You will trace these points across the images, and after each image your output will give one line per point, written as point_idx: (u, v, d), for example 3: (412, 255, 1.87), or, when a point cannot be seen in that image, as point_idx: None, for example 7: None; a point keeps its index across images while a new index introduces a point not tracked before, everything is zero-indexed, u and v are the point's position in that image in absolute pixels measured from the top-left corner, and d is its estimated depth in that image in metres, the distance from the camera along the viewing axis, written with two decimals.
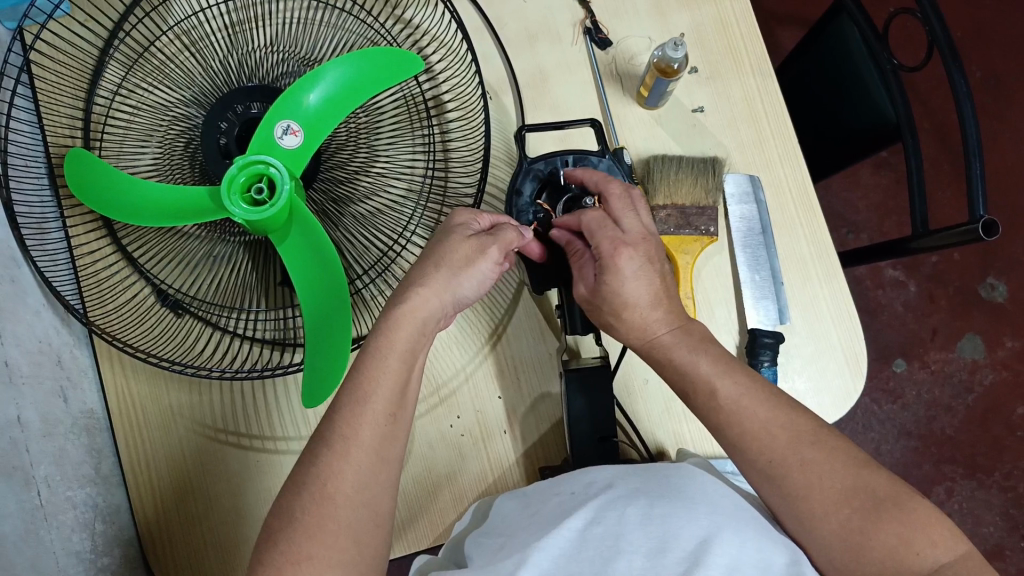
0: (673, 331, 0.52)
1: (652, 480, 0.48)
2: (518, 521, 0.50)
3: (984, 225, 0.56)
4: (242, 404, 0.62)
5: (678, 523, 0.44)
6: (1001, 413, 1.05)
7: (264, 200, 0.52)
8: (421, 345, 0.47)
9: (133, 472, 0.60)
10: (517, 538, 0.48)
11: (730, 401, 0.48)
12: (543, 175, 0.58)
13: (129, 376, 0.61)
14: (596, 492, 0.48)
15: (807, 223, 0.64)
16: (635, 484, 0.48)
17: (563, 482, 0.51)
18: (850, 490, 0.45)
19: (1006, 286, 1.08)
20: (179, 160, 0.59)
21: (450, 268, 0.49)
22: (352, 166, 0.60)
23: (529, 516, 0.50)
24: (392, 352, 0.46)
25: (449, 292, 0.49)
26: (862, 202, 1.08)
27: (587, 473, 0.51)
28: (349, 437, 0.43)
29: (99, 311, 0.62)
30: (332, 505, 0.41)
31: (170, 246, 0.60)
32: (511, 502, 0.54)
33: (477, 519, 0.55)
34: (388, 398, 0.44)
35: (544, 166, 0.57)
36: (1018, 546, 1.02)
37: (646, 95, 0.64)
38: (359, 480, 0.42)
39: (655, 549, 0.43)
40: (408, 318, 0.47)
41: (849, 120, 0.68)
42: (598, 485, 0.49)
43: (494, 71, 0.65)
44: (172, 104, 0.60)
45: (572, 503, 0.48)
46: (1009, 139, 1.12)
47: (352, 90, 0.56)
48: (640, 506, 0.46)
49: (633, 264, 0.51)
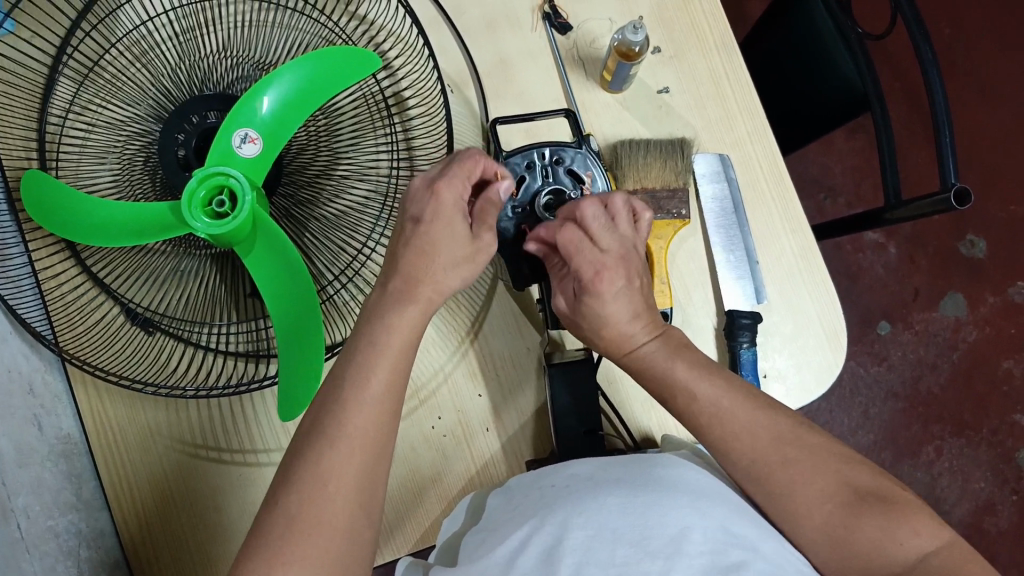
0: (657, 337, 0.51)
1: (632, 469, 0.48)
2: (502, 516, 0.49)
3: (956, 194, 0.56)
4: (221, 418, 0.61)
5: (660, 511, 0.43)
6: (985, 368, 1.05)
7: (225, 211, 0.52)
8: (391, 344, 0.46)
9: (117, 496, 0.59)
10: (500, 533, 0.47)
11: (711, 404, 0.48)
12: (522, 168, 0.56)
13: (105, 399, 0.60)
14: (578, 485, 0.47)
15: (780, 200, 0.63)
16: (616, 475, 0.47)
17: (545, 476, 0.50)
18: (829, 484, 0.45)
19: (985, 243, 1.08)
20: (140, 177, 0.58)
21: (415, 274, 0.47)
22: (314, 170, 0.59)
23: (510, 511, 0.49)
24: (378, 364, 0.45)
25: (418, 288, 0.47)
26: (838, 166, 1.07)
27: (569, 466, 0.50)
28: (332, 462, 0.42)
29: (68, 335, 0.60)
30: (320, 538, 0.40)
31: (137, 263, 0.59)
32: (497, 498, 0.53)
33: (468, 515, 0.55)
34: (373, 418, 0.43)
35: (523, 159, 0.56)
36: (1007, 500, 1.02)
37: (610, 80, 0.62)
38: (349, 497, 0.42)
39: (637, 538, 0.42)
40: (401, 334, 0.46)
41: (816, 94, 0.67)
42: (580, 477, 0.48)
43: (453, 63, 0.63)
44: (128, 119, 0.58)
45: (555, 496, 0.47)
46: (981, 96, 1.11)
47: (309, 91, 0.56)
48: (621, 495, 0.45)
49: (618, 283, 0.50)
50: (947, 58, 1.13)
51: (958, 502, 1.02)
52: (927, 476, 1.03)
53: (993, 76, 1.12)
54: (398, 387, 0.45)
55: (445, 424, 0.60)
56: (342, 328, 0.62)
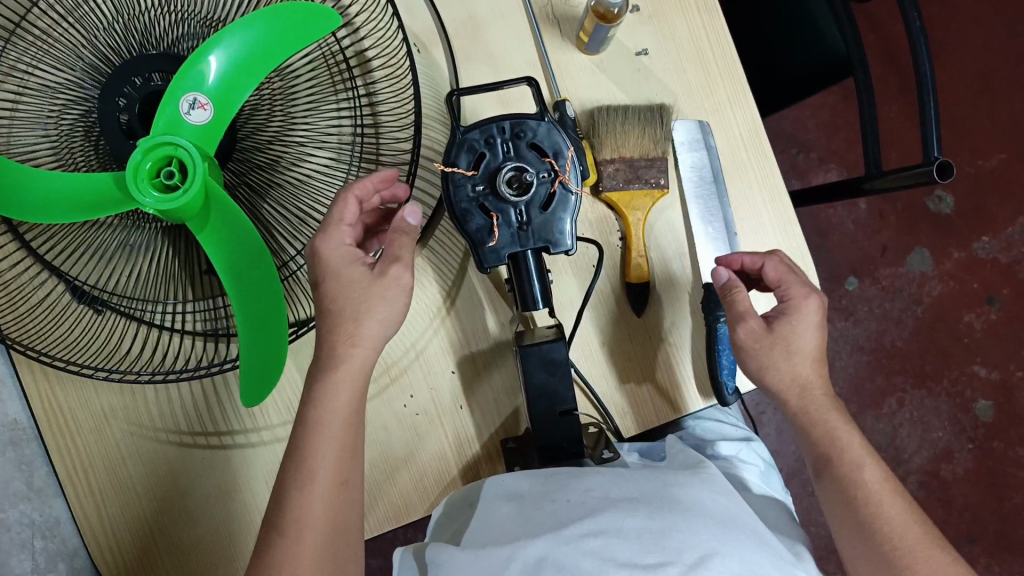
0: (829, 392, 0.51)
1: (650, 487, 0.47)
2: (510, 527, 0.47)
3: (939, 167, 0.54)
4: (180, 401, 0.58)
5: (678, 537, 0.43)
6: (948, 322, 1.06)
7: (175, 184, 0.48)
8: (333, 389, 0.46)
9: (73, 484, 0.56)
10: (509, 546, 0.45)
11: (854, 444, 0.49)
12: (478, 144, 0.51)
13: (53, 383, 0.56)
14: (594, 503, 0.46)
15: (760, 169, 0.61)
16: (634, 494, 0.46)
17: (556, 485, 0.48)
18: None
19: (952, 198, 1.08)
20: (81, 147, 0.54)
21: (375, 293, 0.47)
22: (270, 137, 0.55)
23: (520, 523, 0.47)
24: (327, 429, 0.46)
25: (345, 333, 0.47)
26: (812, 120, 1.05)
27: (584, 478, 0.48)
28: (305, 488, 0.45)
29: (10, 317, 0.56)
30: None
31: (84, 238, 0.54)
32: (501, 501, 0.49)
33: (455, 513, 0.53)
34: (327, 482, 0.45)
35: (479, 135, 0.50)
36: (965, 448, 1.04)
37: (586, 41, 0.59)
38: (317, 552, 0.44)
39: (656, 565, 0.41)
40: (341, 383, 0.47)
41: (789, 60, 0.66)
42: (596, 494, 0.46)
43: (419, 20, 0.59)
44: (60, 87, 0.54)
45: (570, 513, 0.45)
46: (953, 49, 1.10)
47: (261, 52, 0.51)
48: (640, 516, 0.44)
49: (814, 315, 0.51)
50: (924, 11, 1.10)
51: (917, 451, 1.04)
52: (888, 427, 1.04)
53: (969, 28, 1.10)
54: (348, 433, 0.47)
55: (417, 402, 0.58)
56: (306, 307, 0.59)
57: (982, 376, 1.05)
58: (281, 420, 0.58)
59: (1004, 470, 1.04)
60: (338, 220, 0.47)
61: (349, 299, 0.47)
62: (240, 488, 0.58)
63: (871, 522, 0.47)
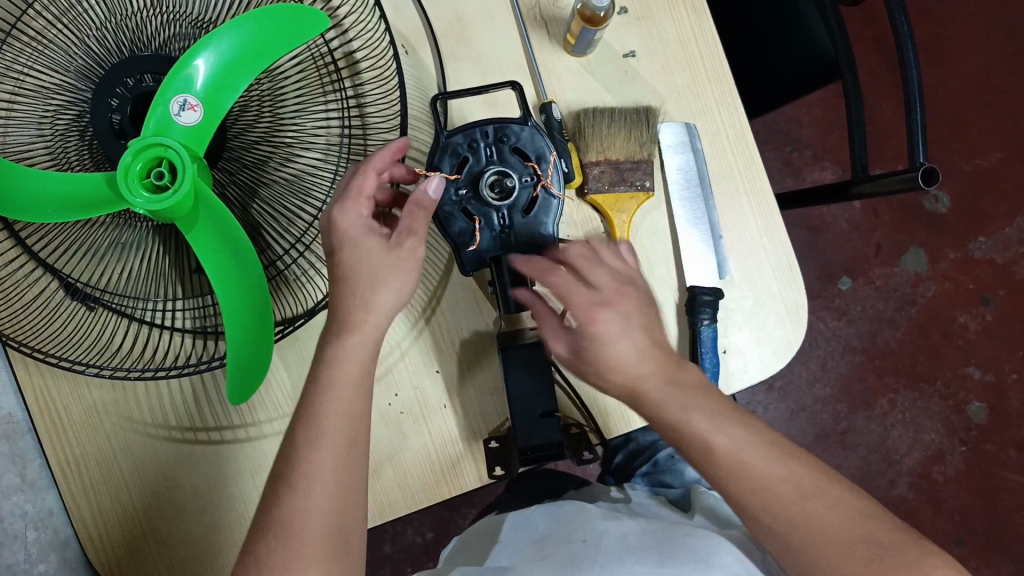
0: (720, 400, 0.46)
1: (666, 539, 0.47)
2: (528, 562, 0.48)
3: (924, 174, 0.54)
4: (169, 395, 0.59)
5: None
6: (942, 322, 1.06)
7: (166, 184, 0.49)
8: (336, 405, 0.45)
9: (64, 475, 0.57)
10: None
11: None
12: (462, 148, 0.51)
13: (47, 378, 0.58)
14: (607, 546, 0.47)
15: (746, 172, 0.61)
16: (649, 543, 0.46)
17: (576, 529, 0.50)
18: (804, 488, 0.43)
19: (948, 197, 1.07)
20: (74, 147, 0.54)
21: (363, 288, 0.48)
22: (259, 137, 0.56)
23: (539, 559, 0.48)
24: (330, 442, 0.44)
25: (349, 359, 0.47)
26: (807, 116, 1.05)
27: (605, 525, 0.50)
28: (302, 490, 0.43)
29: (5, 312, 0.57)
30: None
31: (76, 235, 0.55)
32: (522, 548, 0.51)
33: (484, 549, 0.56)
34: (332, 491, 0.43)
35: (463, 139, 0.51)
36: (957, 450, 1.04)
37: (574, 43, 0.59)
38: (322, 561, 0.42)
39: None
40: (343, 393, 0.46)
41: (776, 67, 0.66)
42: (613, 537, 0.48)
43: (406, 21, 0.60)
44: (54, 89, 0.54)
45: (583, 554, 0.46)
46: (948, 46, 1.09)
47: (250, 54, 0.52)
48: (649, 563, 0.44)
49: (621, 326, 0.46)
50: (921, 9, 1.10)
51: (909, 452, 1.04)
52: (880, 427, 1.04)
53: (966, 26, 1.09)
54: (345, 430, 0.45)
55: (402, 399, 0.59)
56: (293, 306, 0.60)
57: (975, 377, 1.05)
58: (268, 417, 0.59)
59: (995, 471, 1.05)
60: (358, 193, 0.49)
61: (342, 299, 0.47)
62: (226, 483, 0.59)
63: (792, 524, 0.42)
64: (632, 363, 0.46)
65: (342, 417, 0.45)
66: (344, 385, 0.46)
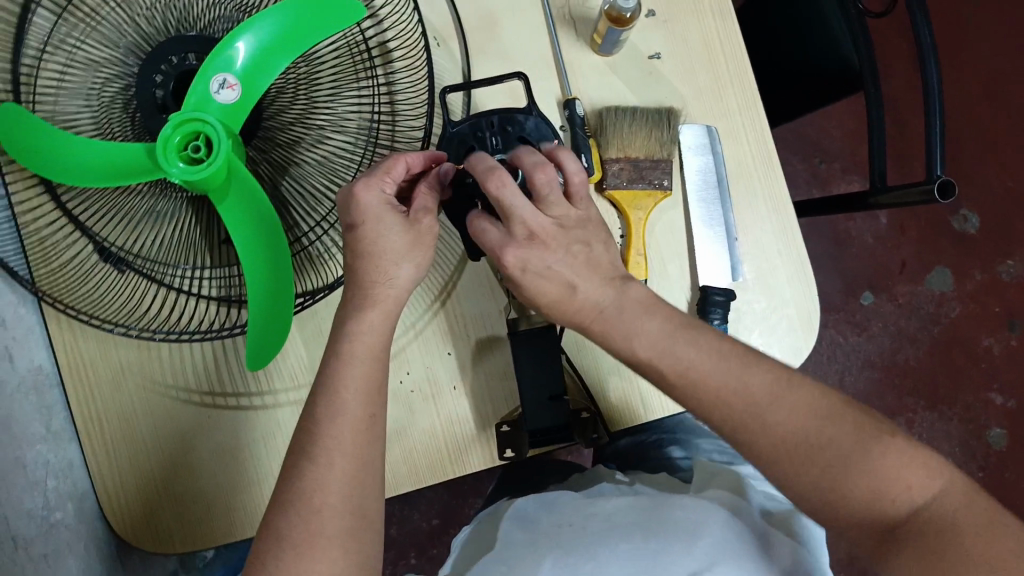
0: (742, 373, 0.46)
1: (652, 513, 0.49)
2: (519, 540, 0.50)
3: (941, 187, 0.55)
4: (192, 360, 0.62)
5: (669, 557, 0.44)
6: (966, 344, 1.05)
7: (201, 157, 0.51)
8: (352, 374, 0.47)
9: (87, 429, 0.60)
10: (513, 561, 0.48)
11: None
12: (467, 134, 0.55)
13: (77, 335, 0.61)
14: (594, 526, 0.49)
15: (764, 178, 0.62)
16: (635, 520, 0.48)
17: (566, 512, 0.52)
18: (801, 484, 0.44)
19: (978, 218, 1.07)
20: (119, 117, 0.57)
21: (382, 264, 0.49)
22: (293, 118, 0.58)
23: (530, 542, 0.50)
24: (345, 410, 0.46)
25: (363, 330, 0.48)
26: (837, 130, 1.06)
27: (593, 505, 0.52)
28: (318, 453, 0.45)
29: (43, 271, 0.60)
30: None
31: (113, 202, 0.58)
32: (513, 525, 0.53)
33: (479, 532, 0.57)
34: (345, 456, 0.45)
35: (467, 126, 0.55)
36: (974, 475, 1.03)
37: (600, 42, 0.61)
38: (331, 522, 0.44)
39: None
40: (357, 364, 0.48)
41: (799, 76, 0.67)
42: (600, 517, 0.50)
43: (439, 15, 0.62)
44: (104, 62, 0.58)
45: (571, 535, 0.48)
46: (983, 70, 1.10)
47: (289, 38, 0.54)
48: (633, 541, 0.46)
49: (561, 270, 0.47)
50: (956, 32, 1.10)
51: None
52: None
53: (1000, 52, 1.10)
54: (359, 399, 0.47)
55: (414, 377, 0.61)
56: (313, 280, 0.62)
57: (997, 403, 1.04)
58: (284, 386, 0.62)
59: (1013, 498, 1.03)
60: (386, 172, 0.50)
61: (364, 271, 0.49)
62: (241, 447, 0.62)
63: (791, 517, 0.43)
64: (598, 295, 0.47)
65: (356, 386, 0.47)
66: (360, 356, 0.48)
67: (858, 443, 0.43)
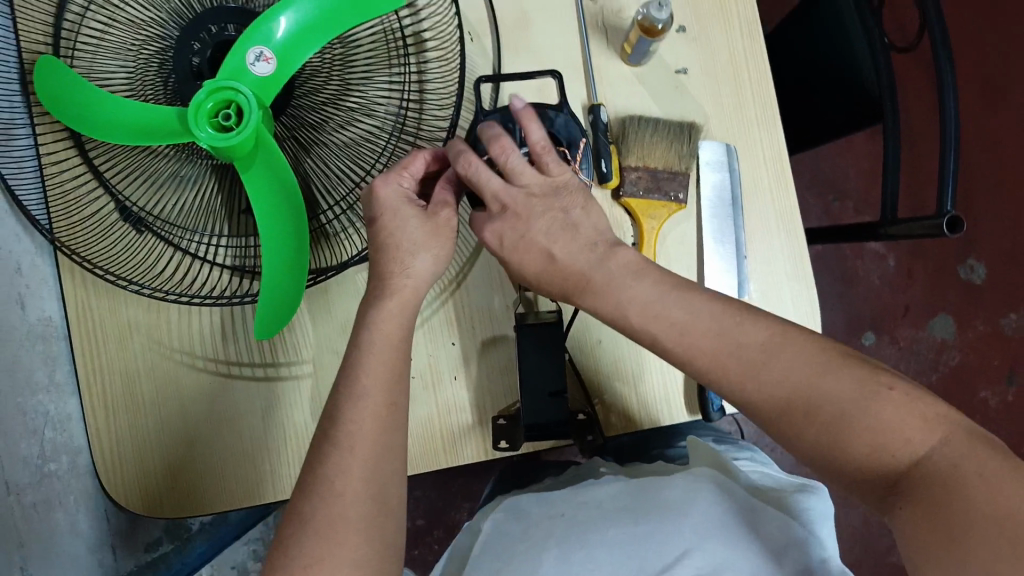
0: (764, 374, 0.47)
1: (640, 497, 0.50)
2: (513, 534, 0.51)
3: (950, 221, 0.56)
4: (200, 326, 0.62)
5: (660, 541, 0.45)
6: (964, 392, 1.06)
7: (231, 126, 0.52)
8: (370, 353, 0.48)
9: (89, 385, 0.60)
10: (512, 558, 0.48)
11: None
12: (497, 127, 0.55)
13: (89, 290, 0.61)
14: (584, 514, 0.50)
15: (778, 199, 0.63)
16: (624, 505, 0.49)
17: (557, 502, 0.53)
18: None
19: (984, 269, 1.08)
20: (152, 79, 0.59)
21: (406, 246, 0.50)
22: (324, 97, 0.59)
23: (524, 537, 0.51)
24: (363, 386, 0.47)
25: (385, 310, 0.49)
26: (853, 170, 1.07)
27: (582, 495, 0.53)
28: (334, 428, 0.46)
29: (63, 225, 0.61)
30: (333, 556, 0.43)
31: (139, 162, 0.59)
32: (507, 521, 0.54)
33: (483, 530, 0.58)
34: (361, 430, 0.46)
35: (499, 118, 0.55)
36: None
37: (629, 52, 0.62)
38: (349, 494, 0.44)
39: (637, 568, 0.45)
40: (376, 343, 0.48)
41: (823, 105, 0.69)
42: (591, 505, 0.51)
43: (474, 12, 0.64)
44: (145, 23, 0.59)
45: (562, 526, 0.49)
46: (1001, 122, 1.11)
47: (328, 17, 0.56)
48: (624, 527, 0.47)
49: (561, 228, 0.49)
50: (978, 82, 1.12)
51: None
52: None
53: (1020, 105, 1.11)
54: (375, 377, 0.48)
55: (416, 365, 0.61)
56: (327, 258, 0.63)
57: None
58: (288, 360, 0.63)
59: None
60: (403, 167, 0.51)
61: (388, 252, 0.50)
62: (240, 416, 0.62)
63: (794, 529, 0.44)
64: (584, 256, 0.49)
65: (373, 364, 0.48)
66: (379, 335, 0.49)
67: (858, 397, 0.42)
